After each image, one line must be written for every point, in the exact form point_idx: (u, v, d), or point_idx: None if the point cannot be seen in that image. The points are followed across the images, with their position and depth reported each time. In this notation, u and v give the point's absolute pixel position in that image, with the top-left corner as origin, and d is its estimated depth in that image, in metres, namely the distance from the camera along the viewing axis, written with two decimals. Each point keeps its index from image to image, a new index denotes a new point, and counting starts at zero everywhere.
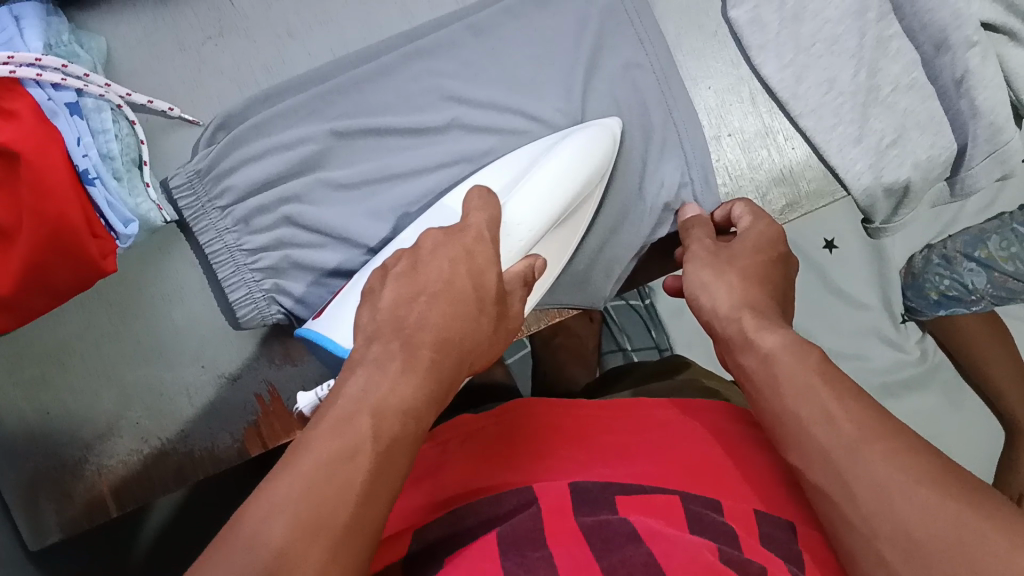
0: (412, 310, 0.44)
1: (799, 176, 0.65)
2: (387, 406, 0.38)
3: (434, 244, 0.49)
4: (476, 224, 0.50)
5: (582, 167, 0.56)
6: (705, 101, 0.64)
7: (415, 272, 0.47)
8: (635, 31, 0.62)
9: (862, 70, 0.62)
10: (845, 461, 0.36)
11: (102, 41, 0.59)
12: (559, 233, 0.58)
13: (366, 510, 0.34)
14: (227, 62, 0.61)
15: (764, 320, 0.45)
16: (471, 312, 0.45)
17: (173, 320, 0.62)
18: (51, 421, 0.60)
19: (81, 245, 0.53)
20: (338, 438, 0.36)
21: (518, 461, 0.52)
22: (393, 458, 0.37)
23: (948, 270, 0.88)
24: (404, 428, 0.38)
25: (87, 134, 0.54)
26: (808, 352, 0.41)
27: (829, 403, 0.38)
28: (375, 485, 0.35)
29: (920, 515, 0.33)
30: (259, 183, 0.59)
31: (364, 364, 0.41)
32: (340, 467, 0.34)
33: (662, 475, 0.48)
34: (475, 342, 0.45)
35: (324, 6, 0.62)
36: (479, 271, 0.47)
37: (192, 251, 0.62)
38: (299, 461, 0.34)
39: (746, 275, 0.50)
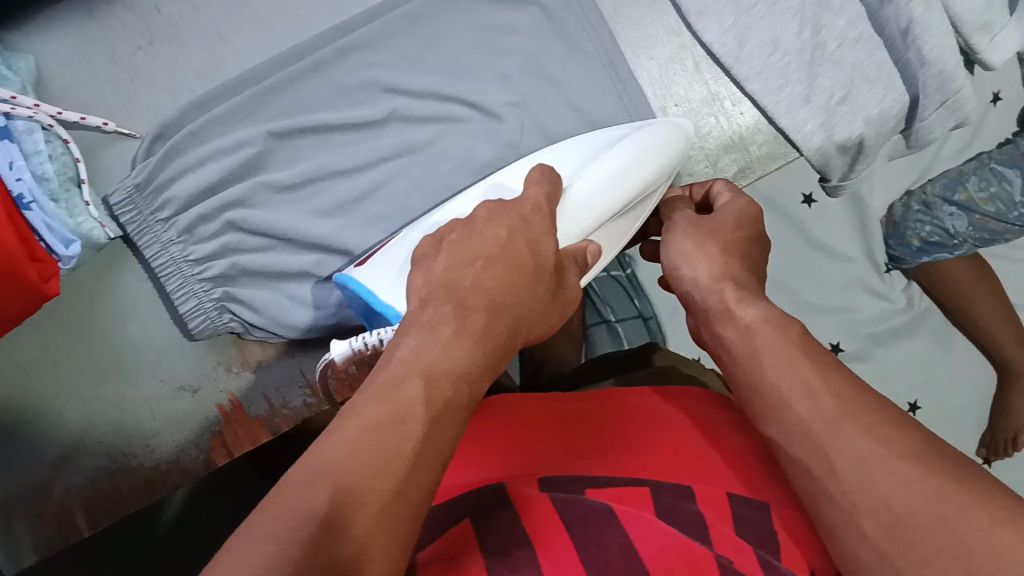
0: (470, 272, 0.41)
1: (750, 141, 0.64)
2: (439, 371, 0.35)
3: (490, 210, 0.45)
4: (533, 197, 0.48)
5: (639, 157, 0.55)
6: (648, 71, 0.63)
7: (467, 239, 0.44)
8: (575, 12, 0.62)
9: (805, 27, 0.60)
10: (825, 435, 0.35)
11: (31, 60, 0.58)
12: (624, 221, 0.57)
13: (412, 480, 0.31)
14: (159, 72, 0.60)
15: (749, 293, 0.43)
16: (529, 281, 0.42)
17: (128, 335, 0.61)
18: (14, 449, 0.59)
19: (20, 270, 0.52)
20: (386, 404, 0.33)
21: (511, 441, 0.50)
22: (445, 426, 0.34)
23: (928, 217, 0.88)
24: (456, 394, 0.35)
25: (20, 157, 0.54)
26: (790, 320, 0.40)
27: (805, 372, 0.37)
28: (423, 454, 0.32)
29: (908, 489, 0.32)
30: (199, 191, 0.58)
31: (416, 327, 0.39)
32: (389, 435, 0.32)
33: (641, 462, 0.47)
34: (536, 315, 0.43)
35: (251, 6, 0.61)
36: (536, 236, 0.44)
37: (141, 265, 0.61)
38: (343, 429, 0.32)
39: (723, 247, 0.48)
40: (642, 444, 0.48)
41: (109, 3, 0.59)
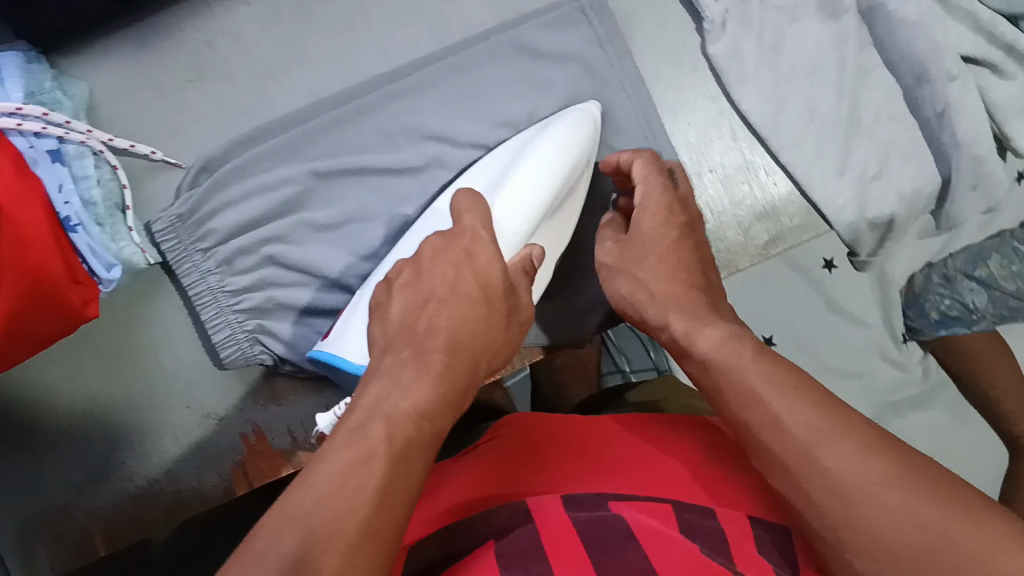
0: (423, 317, 0.43)
1: (782, 212, 0.64)
2: (398, 409, 0.37)
3: (437, 248, 0.46)
4: (471, 227, 0.47)
5: (566, 154, 0.56)
6: (686, 136, 0.63)
7: (418, 281, 0.45)
8: (618, 77, 0.63)
9: (843, 101, 0.61)
10: (806, 466, 0.35)
11: (85, 86, 0.59)
12: (554, 220, 0.57)
13: (381, 516, 0.33)
14: (204, 106, 0.61)
15: (694, 318, 0.44)
16: (481, 313, 0.44)
17: (159, 362, 0.63)
18: (39, 467, 0.61)
19: (60, 294, 0.53)
20: (350, 446, 0.35)
21: (517, 452, 0.48)
22: (409, 463, 0.36)
23: (948, 293, 0.89)
24: (418, 429, 0.38)
25: (69, 181, 0.55)
26: (738, 342, 0.41)
27: (779, 399, 0.37)
28: (389, 489, 0.34)
29: (887, 521, 0.33)
30: (240, 225, 0.59)
31: (377, 376, 0.40)
32: (356, 472, 0.34)
33: (655, 472, 0.44)
34: (490, 346, 0.44)
35: (301, 45, 0.62)
36: (484, 271, 0.45)
37: (179, 294, 0.63)
38: (313, 475, 0.34)
39: (652, 270, 0.49)
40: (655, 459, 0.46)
41: (164, 37, 0.61)
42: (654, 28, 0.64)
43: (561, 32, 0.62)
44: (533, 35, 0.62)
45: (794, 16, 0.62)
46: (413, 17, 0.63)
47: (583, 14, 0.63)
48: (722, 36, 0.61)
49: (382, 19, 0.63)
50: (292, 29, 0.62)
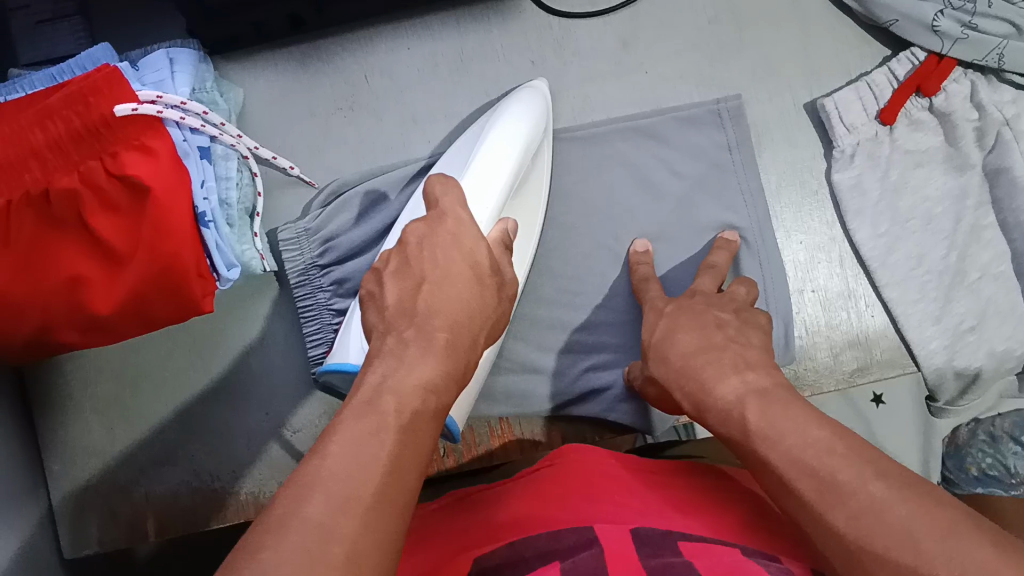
0: (417, 298, 0.40)
1: (874, 343, 0.65)
2: (405, 383, 0.35)
3: (420, 234, 0.43)
4: (454, 209, 0.45)
5: (525, 126, 0.56)
6: (795, 254, 0.65)
7: (409, 267, 0.42)
8: (738, 181, 0.64)
9: (952, 253, 0.63)
10: (819, 530, 0.33)
11: (240, 93, 0.63)
12: (525, 201, 0.58)
13: (394, 482, 0.31)
14: (350, 135, 0.65)
15: (697, 386, 0.45)
16: (472, 289, 0.41)
17: (250, 366, 0.64)
18: (113, 438, 0.63)
19: (184, 284, 0.56)
20: (362, 418, 0.33)
21: (546, 500, 0.47)
22: (419, 431, 0.34)
23: (991, 450, 0.61)
24: (424, 402, 0.35)
25: (211, 179, 0.58)
26: (744, 399, 0.41)
27: (782, 467, 0.36)
28: (401, 457, 0.32)
29: (896, 556, 0.30)
30: (361, 245, 0.62)
31: (381, 356, 0.38)
32: (367, 443, 0.31)
33: (711, 525, 0.43)
34: (484, 324, 0.42)
35: (450, 96, 0.65)
36: (471, 248, 0.43)
37: (283, 303, 0.64)
38: (325, 443, 0.32)
39: (661, 345, 0.51)
40: (705, 513, 0.44)
41: (324, 65, 0.65)
42: (786, 148, 0.66)
43: (694, 131, 0.64)
44: (666, 130, 0.64)
45: (920, 162, 0.64)
46: (559, 93, 0.65)
47: (718, 118, 0.65)
48: (849, 166, 0.64)
49: None
50: (446, 82, 0.65)
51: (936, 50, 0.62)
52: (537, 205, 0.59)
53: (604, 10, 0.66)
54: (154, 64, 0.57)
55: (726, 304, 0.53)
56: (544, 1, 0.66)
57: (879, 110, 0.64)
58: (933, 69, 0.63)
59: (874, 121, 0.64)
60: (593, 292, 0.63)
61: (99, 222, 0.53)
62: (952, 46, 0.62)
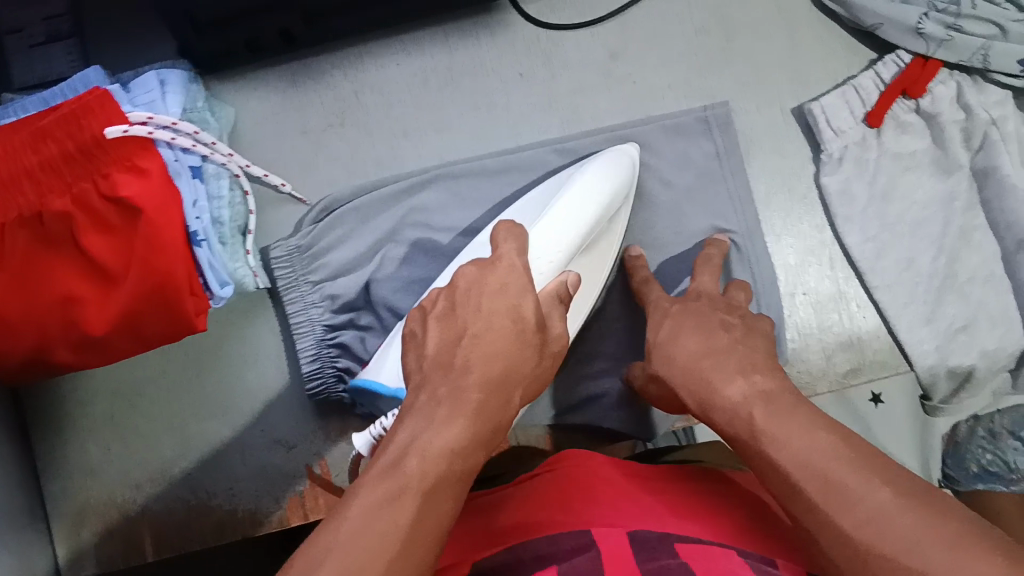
0: (457, 352, 0.41)
1: (866, 345, 0.65)
2: (432, 445, 0.36)
3: (471, 279, 0.46)
4: (507, 256, 0.48)
5: (604, 188, 0.57)
6: (785, 258, 0.65)
7: (454, 313, 0.44)
8: (727, 188, 0.64)
9: (941, 255, 0.63)
10: (823, 532, 0.32)
11: (232, 111, 0.64)
12: (587, 257, 0.58)
13: (410, 555, 0.31)
14: (342, 151, 0.65)
15: (700, 387, 0.45)
16: (514, 342, 0.42)
17: (244, 382, 0.64)
18: (109, 457, 0.63)
19: (178, 302, 0.56)
20: (382, 482, 0.33)
21: (547, 506, 0.47)
22: (440, 499, 0.34)
23: (991, 447, 0.60)
24: (451, 467, 0.35)
25: (203, 198, 0.58)
26: (750, 402, 0.41)
27: (789, 468, 0.35)
28: (420, 525, 0.32)
29: (906, 560, 0.29)
30: (351, 263, 0.63)
31: (411, 413, 0.39)
32: (385, 509, 0.32)
33: (714, 529, 0.42)
34: (520, 387, 0.43)
35: (440, 110, 0.66)
36: (517, 303, 0.44)
37: (277, 320, 0.65)
38: (345, 508, 0.32)
39: (665, 347, 0.51)
40: (709, 517, 0.44)
41: (315, 82, 0.65)
42: (775, 154, 0.66)
43: (683, 139, 0.65)
44: (656, 139, 0.64)
45: (908, 165, 0.64)
46: (549, 104, 0.66)
47: (706, 125, 0.65)
48: (837, 170, 0.64)
49: (520, 102, 0.66)
50: (436, 96, 0.66)
51: (922, 53, 0.63)
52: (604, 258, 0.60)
53: (592, 20, 0.66)
54: (144, 84, 0.58)
55: (724, 306, 0.54)
56: (531, 14, 0.66)
57: (866, 113, 0.64)
58: (920, 72, 0.63)
59: (861, 124, 0.64)
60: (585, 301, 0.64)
61: (93, 241, 0.53)
62: (938, 48, 0.62)
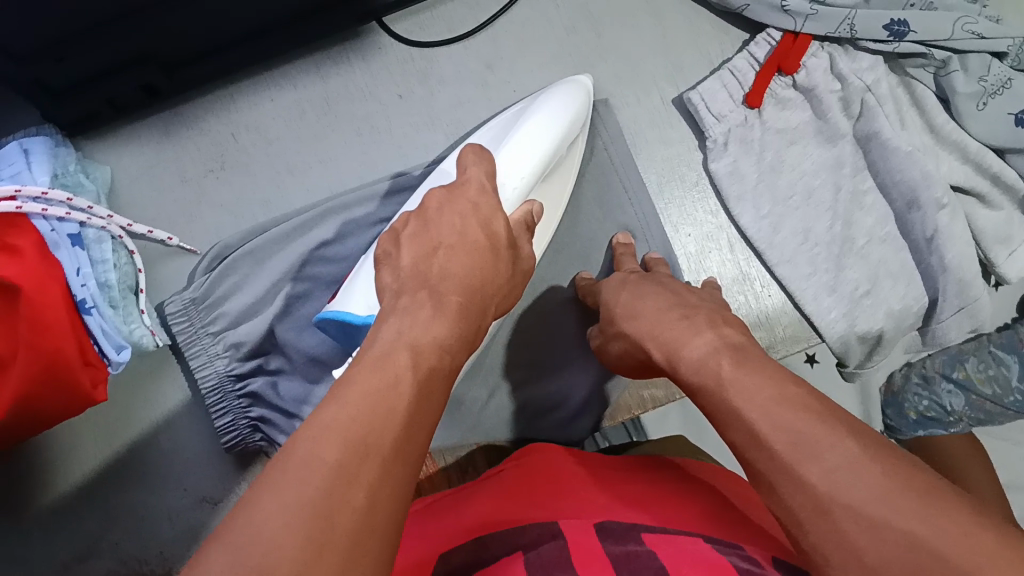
0: (434, 262, 0.42)
1: (775, 322, 0.65)
2: (421, 339, 0.35)
3: (441, 201, 0.46)
4: (476, 178, 0.49)
5: (565, 114, 0.57)
6: (685, 246, 0.65)
7: (426, 231, 0.44)
8: (621, 181, 0.65)
9: (837, 222, 0.64)
10: (784, 483, 0.31)
11: (108, 170, 0.62)
12: (547, 185, 0.58)
13: (410, 440, 0.29)
14: (227, 197, 0.64)
15: (668, 342, 0.45)
16: (486, 257, 0.43)
17: (159, 444, 0.62)
18: (30, 541, 0.61)
19: (72, 376, 0.54)
20: (379, 372, 0.31)
21: (510, 505, 0.47)
22: (433, 391, 0.32)
23: (926, 392, 0.68)
24: (440, 360, 0.34)
25: (87, 264, 0.57)
26: (719, 351, 0.41)
27: (754, 419, 0.34)
28: (416, 416, 0.30)
29: (871, 512, 0.28)
30: (250, 308, 0.61)
31: (393, 313, 0.38)
32: (386, 395, 0.30)
33: (673, 515, 0.43)
34: (497, 294, 0.43)
35: (322, 142, 0.65)
36: (486, 218, 0.45)
37: (183, 373, 0.63)
38: (344, 390, 0.30)
39: (629, 315, 0.51)
40: (670, 505, 0.45)
41: (189, 129, 0.64)
42: (662, 144, 0.66)
43: None
44: None
45: (792, 139, 0.65)
46: (432, 122, 0.65)
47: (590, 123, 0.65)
48: (724, 154, 0.64)
49: (402, 124, 0.65)
50: (315, 128, 0.65)
51: (790, 28, 0.63)
52: (562, 186, 0.61)
53: (461, 34, 0.65)
54: (8, 158, 0.56)
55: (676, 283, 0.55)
56: (400, 33, 0.65)
57: (744, 95, 0.64)
58: (792, 44, 0.64)
59: (742, 105, 0.65)
60: None
61: None
62: (805, 22, 0.63)
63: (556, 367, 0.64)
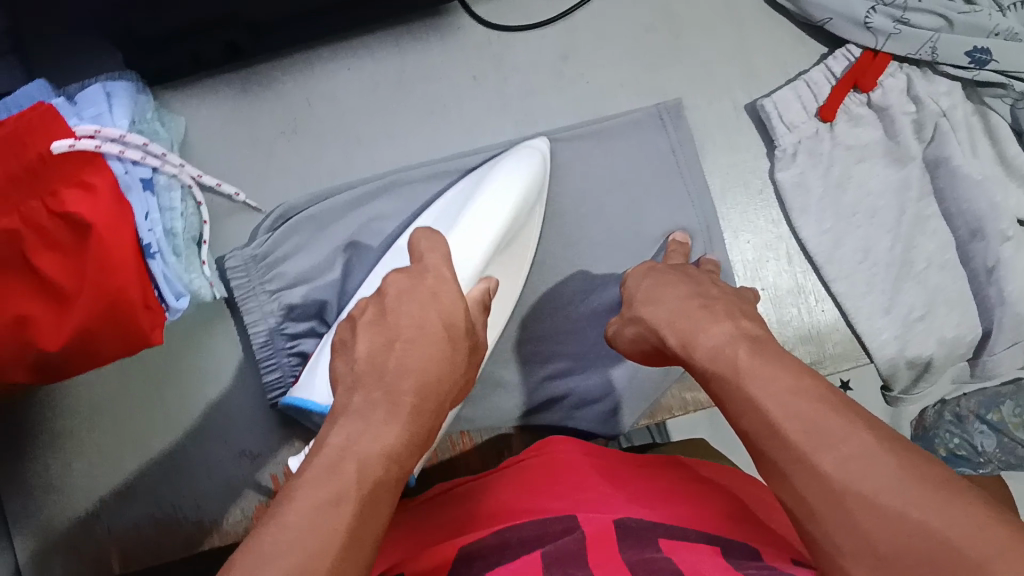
0: (390, 357, 0.42)
1: (825, 337, 0.65)
2: (367, 451, 0.35)
3: (401, 287, 0.47)
4: (436, 266, 0.48)
5: (519, 185, 0.57)
6: (743, 253, 0.65)
7: (385, 320, 0.45)
8: (684, 183, 0.65)
9: (897, 244, 0.64)
10: (800, 471, 0.32)
11: (182, 122, 0.63)
12: (511, 254, 0.57)
13: (351, 561, 0.31)
14: (295, 158, 0.64)
15: (685, 329, 0.46)
16: (441, 348, 0.43)
17: (207, 396, 0.63)
18: (72, 475, 0.62)
19: (131, 318, 0.55)
20: (322, 485, 0.33)
21: (534, 498, 0.48)
22: (376, 504, 0.34)
23: (958, 430, 0.69)
24: (386, 472, 0.35)
25: (155, 210, 0.58)
26: (736, 340, 0.42)
27: (770, 406, 0.35)
28: (355, 535, 0.32)
29: (885, 501, 0.29)
30: (309, 272, 0.62)
31: (346, 414, 0.38)
32: (326, 514, 0.31)
33: (692, 518, 0.44)
34: (454, 387, 0.43)
35: (392, 114, 0.65)
36: (448, 308, 0.45)
37: (237, 330, 0.64)
38: (284, 512, 0.31)
39: (649, 303, 0.52)
40: (688, 505, 0.46)
41: (264, 89, 0.64)
42: (729, 149, 0.66)
43: (635, 137, 0.65)
44: (608, 131, 0.64)
45: (861, 156, 0.65)
46: (502, 106, 0.66)
47: (659, 120, 0.65)
48: (792, 164, 0.64)
49: (472, 104, 0.66)
50: (385, 100, 0.65)
51: (870, 46, 0.63)
52: (524, 256, 0.59)
53: (539, 22, 0.66)
54: (91, 98, 0.57)
55: (701, 278, 0.56)
56: (480, 14, 0.66)
57: (817, 108, 0.64)
58: (869, 64, 0.63)
59: (815, 118, 0.64)
60: (544, 302, 0.64)
61: (42, 260, 0.53)
62: (885, 41, 0.62)
63: (598, 360, 0.64)
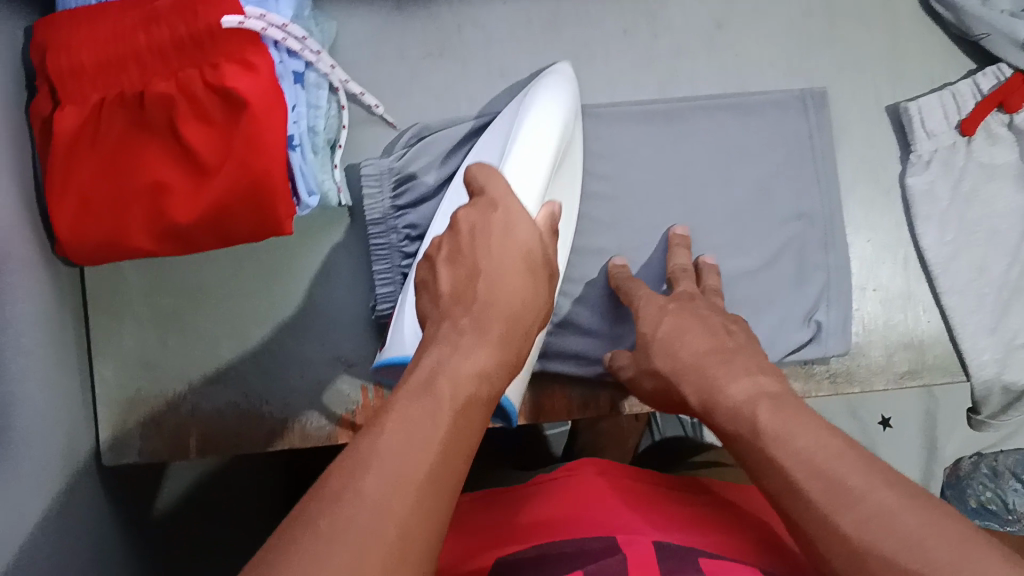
0: (473, 289, 0.41)
1: (927, 348, 0.64)
2: (460, 369, 0.36)
3: (471, 219, 0.44)
4: (499, 188, 0.45)
5: (563, 101, 0.56)
6: (861, 251, 0.66)
7: (461, 252, 0.43)
8: (816, 171, 0.65)
9: (1014, 267, 0.63)
10: (824, 531, 0.33)
11: (334, 26, 0.63)
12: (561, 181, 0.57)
13: (447, 465, 0.32)
14: (436, 79, 0.65)
15: (706, 385, 0.45)
16: (525, 278, 0.42)
17: (314, 297, 0.64)
18: (169, 351, 0.63)
19: (268, 202, 0.55)
20: (418, 398, 0.34)
21: (561, 519, 0.48)
22: (470, 418, 0.35)
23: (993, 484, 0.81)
24: (478, 389, 0.36)
25: (303, 105, 0.58)
26: (756, 400, 0.41)
27: (789, 467, 0.36)
28: (453, 444, 0.33)
29: (903, 559, 0.30)
30: (438, 190, 0.62)
31: (433, 341, 0.39)
32: (422, 422, 0.32)
33: (727, 548, 0.42)
34: (536, 316, 0.43)
35: (541, 54, 0.66)
36: (526, 241, 0.43)
37: (359, 240, 0.65)
38: (380, 424, 0.33)
39: (665, 347, 0.50)
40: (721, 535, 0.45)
41: (421, 9, 0.65)
42: (863, 144, 0.67)
43: (774, 116, 0.65)
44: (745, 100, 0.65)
45: (993, 175, 0.64)
46: (648, 65, 0.66)
47: (803, 105, 0.65)
48: (924, 171, 0.65)
49: (619, 56, 0.66)
50: (536, 39, 0.66)
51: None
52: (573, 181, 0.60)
53: None
54: None
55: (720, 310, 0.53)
56: None
57: (959, 120, 0.65)
58: (1019, 85, 0.64)
59: (954, 130, 0.65)
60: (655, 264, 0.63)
61: (190, 130, 0.53)
62: None
63: None
